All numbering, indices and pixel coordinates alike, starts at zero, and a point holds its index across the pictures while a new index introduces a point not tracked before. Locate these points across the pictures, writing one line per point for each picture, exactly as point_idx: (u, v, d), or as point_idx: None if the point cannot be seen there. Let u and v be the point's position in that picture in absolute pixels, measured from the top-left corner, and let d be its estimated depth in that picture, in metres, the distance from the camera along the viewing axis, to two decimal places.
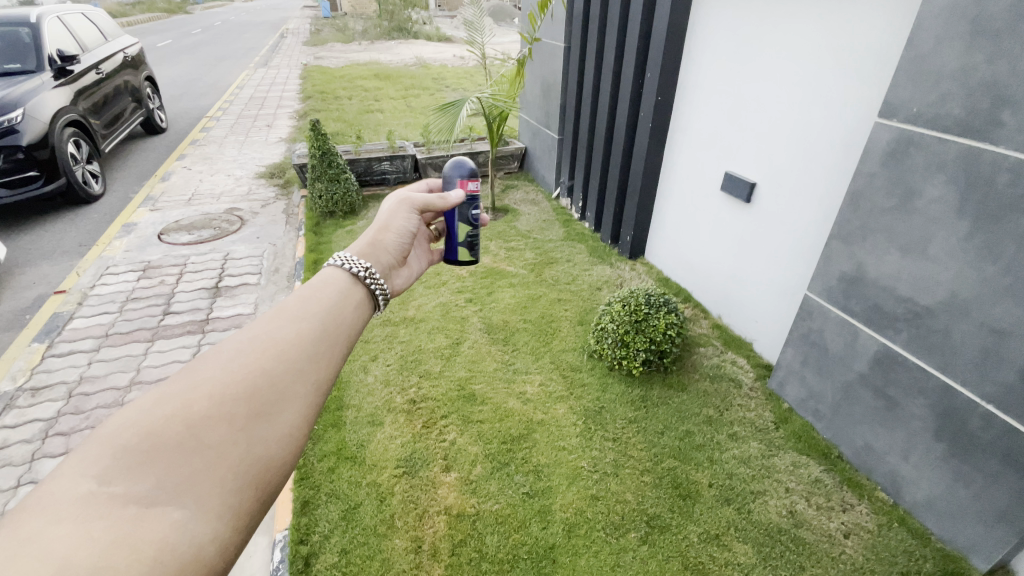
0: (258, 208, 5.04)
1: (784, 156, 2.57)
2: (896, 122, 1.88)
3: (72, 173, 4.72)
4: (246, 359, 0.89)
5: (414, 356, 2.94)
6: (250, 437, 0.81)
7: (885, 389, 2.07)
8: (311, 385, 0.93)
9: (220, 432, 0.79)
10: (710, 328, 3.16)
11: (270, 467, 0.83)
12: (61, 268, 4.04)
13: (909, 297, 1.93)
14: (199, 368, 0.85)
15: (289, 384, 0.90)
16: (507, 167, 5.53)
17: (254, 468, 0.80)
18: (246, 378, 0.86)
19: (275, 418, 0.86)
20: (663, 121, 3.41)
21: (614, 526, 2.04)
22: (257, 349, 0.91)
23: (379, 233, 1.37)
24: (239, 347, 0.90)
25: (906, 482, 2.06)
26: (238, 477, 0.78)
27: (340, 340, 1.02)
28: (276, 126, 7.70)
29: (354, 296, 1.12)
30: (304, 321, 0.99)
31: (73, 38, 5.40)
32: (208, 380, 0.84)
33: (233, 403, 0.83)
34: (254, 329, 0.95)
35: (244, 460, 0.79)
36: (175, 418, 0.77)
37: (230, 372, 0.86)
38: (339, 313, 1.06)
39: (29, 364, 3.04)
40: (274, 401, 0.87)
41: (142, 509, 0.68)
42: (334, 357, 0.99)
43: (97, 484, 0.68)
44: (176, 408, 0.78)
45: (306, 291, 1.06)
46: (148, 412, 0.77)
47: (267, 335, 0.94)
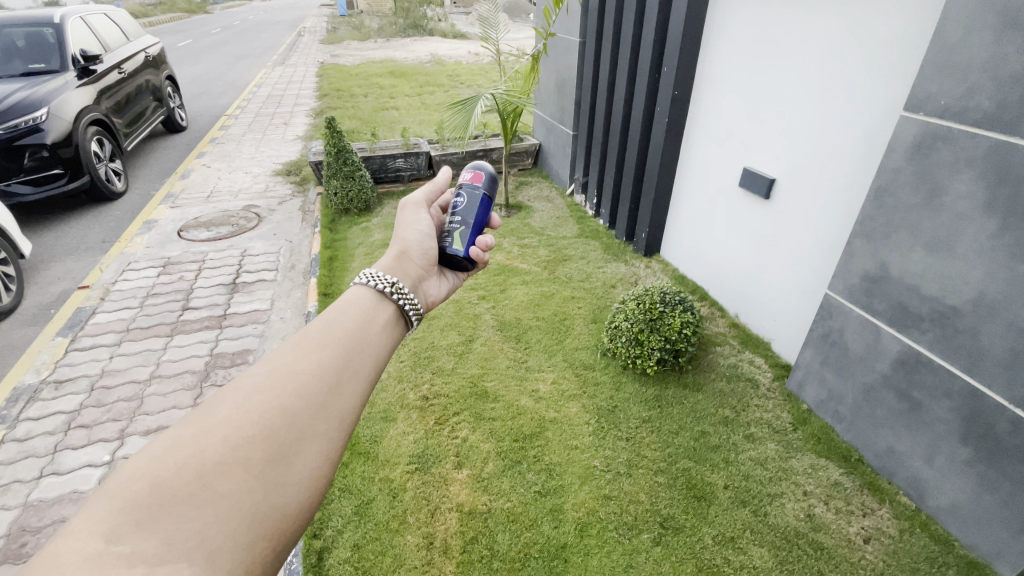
0: (275, 205, 5.10)
1: (805, 151, 2.51)
2: (922, 115, 1.82)
3: (95, 170, 4.83)
4: (265, 397, 0.85)
5: (426, 353, 2.95)
6: (266, 483, 0.77)
7: (908, 391, 2.01)
8: (331, 421, 0.89)
9: (235, 478, 0.75)
10: (727, 327, 3.10)
11: (287, 515, 0.78)
12: (84, 264, 4.14)
13: (934, 296, 1.87)
14: (214, 410, 0.81)
15: (308, 422, 0.86)
16: (521, 163, 5.51)
17: (270, 517, 0.76)
18: (263, 417, 0.82)
19: (294, 462, 0.81)
20: (680, 116, 3.35)
21: (627, 527, 2.02)
22: (276, 385, 0.87)
23: (404, 248, 1.43)
24: (256, 383, 0.87)
25: (929, 487, 2.00)
26: (251, 528, 0.73)
27: (362, 371, 0.98)
28: (293, 124, 7.79)
29: (376, 322, 1.09)
30: (323, 351, 0.96)
31: (96, 39, 5.51)
32: (223, 421, 0.80)
33: (249, 446, 0.79)
34: (272, 362, 0.92)
35: (260, 509, 0.75)
36: (187, 467, 0.73)
37: (247, 413, 0.82)
38: (360, 342, 1.03)
39: (53, 357, 3.12)
40: (292, 441, 0.83)
41: (150, 569, 0.63)
42: (356, 390, 0.95)
43: (105, 543, 0.64)
44: (189, 455, 0.74)
45: (326, 319, 1.03)
46: (160, 460, 0.73)
47: (286, 369, 0.91)
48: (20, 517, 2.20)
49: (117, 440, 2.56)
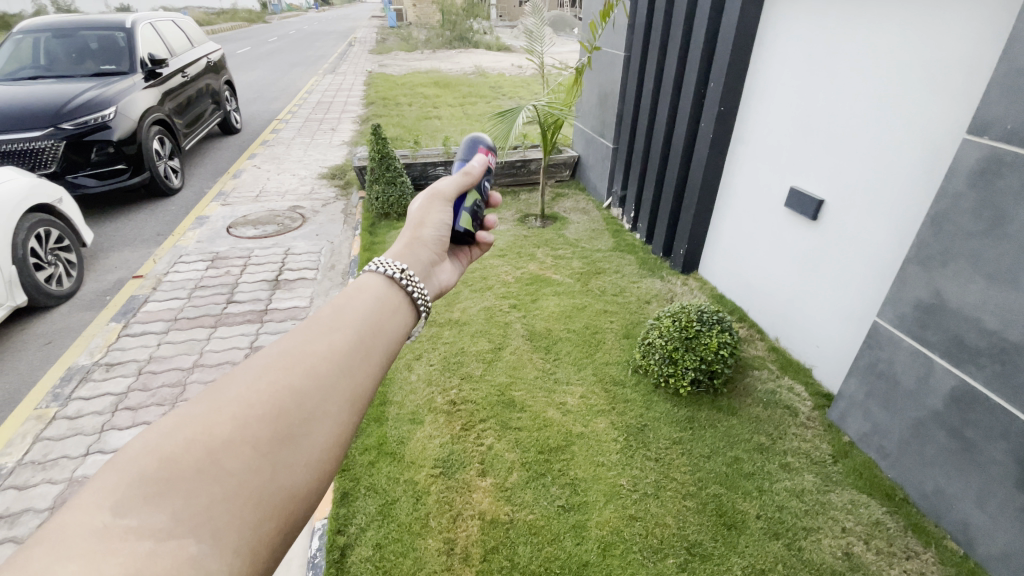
0: (319, 207, 5.27)
1: (857, 172, 2.42)
2: (986, 139, 1.73)
3: (155, 167, 5.13)
4: (275, 374, 0.82)
5: (456, 358, 2.97)
6: (274, 463, 0.73)
7: (960, 429, 1.89)
8: (345, 402, 0.85)
9: (243, 455, 0.71)
10: (766, 351, 3.00)
11: (296, 497, 0.74)
12: (140, 254, 4.38)
13: (994, 330, 1.76)
14: (225, 386, 0.79)
15: (320, 402, 0.82)
16: (559, 175, 5.52)
17: (279, 498, 0.72)
18: (274, 395, 0.79)
19: (305, 442, 0.78)
20: (725, 133, 3.29)
21: (652, 550, 1.96)
22: (287, 363, 0.84)
23: (419, 230, 1.36)
24: (268, 362, 0.84)
25: (980, 533, 1.87)
26: (258, 508, 0.70)
27: (377, 351, 0.95)
28: (340, 130, 8.06)
29: (392, 304, 1.05)
30: (336, 331, 0.92)
31: (164, 44, 5.88)
32: (232, 399, 0.77)
33: (259, 423, 0.75)
34: (285, 339, 0.89)
35: (269, 489, 0.71)
36: (197, 443, 0.70)
37: (257, 389, 0.79)
38: (376, 324, 0.99)
39: (106, 341, 3.30)
40: (304, 421, 0.79)
41: (155, 543, 0.61)
42: (370, 371, 0.92)
43: (111, 516, 0.61)
44: (197, 432, 0.71)
45: (339, 301, 1.00)
46: (167, 436, 0.70)
47: (298, 347, 0.87)
48: (65, 491, 2.32)
49: None
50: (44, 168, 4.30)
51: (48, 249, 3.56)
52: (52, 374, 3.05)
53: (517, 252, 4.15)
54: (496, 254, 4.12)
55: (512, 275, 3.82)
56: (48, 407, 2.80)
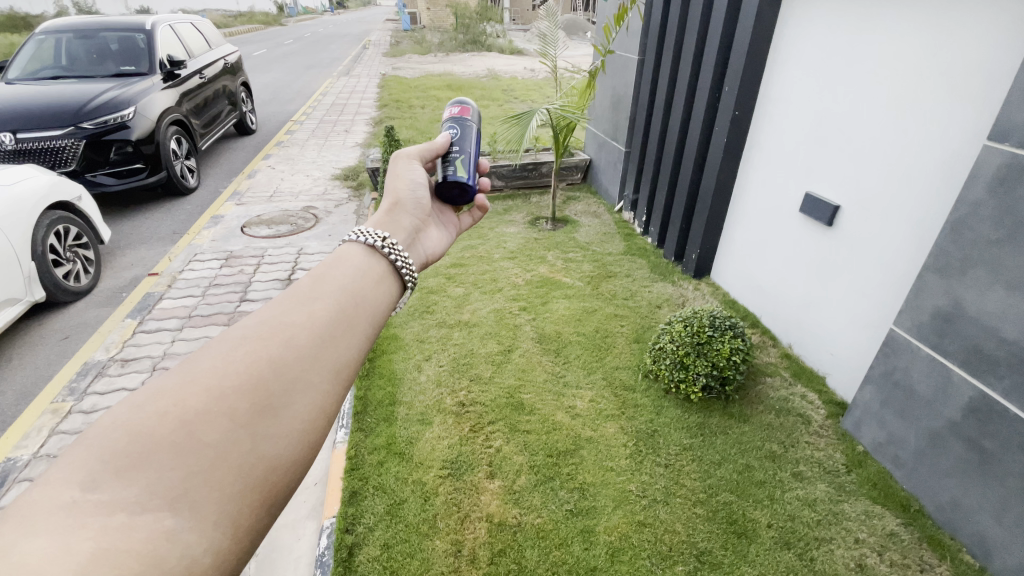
0: (332, 207, 5.31)
1: (874, 176, 2.39)
2: (1007, 146, 1.70)
3: (172, 167, 5.21)
4: (252, 347, 0.82)
5: (466, 360, 2.97)
6: (254, 434, 0.73)
7: (978, 440, 1.85)
8: (326, 373, 0.86)
9: (221, 427, 0.71)
10: (779, 357, 2.96)
11: (278, 468, 0.75)
12: (156, 252, 4.45)
13: (1015, 340, 1.72)
14: (199, 360, 0.79)
15: (299, 373, 0.83)
16: (571, 178, 5.52)
17: (259, 469, 0.72)
18: (251, 366, 0.79)
19: (285, 411, 0.78)
20: (739, 136, 3.27)
21: (661, 557, 1.95)
22: (264, 335, 0.84)
23: (396, 201, 1.40)
24: (244, 334, 0.84)
25: (997, 546, 1.82)
26: (238, 480, 0.70)
27: (360, 322, 0.96)
28: (353, 131, 8.12)
29: (374, 277, 1.06)
30: (316, 303, 0.93)
31: (182, 46, 5.97)
32: (208, 371, 0.77)
33: (236, 395, 0.75)
34: (262, 314, 0.89)
35: (249, 460, 0.72)
36: (170, 416, 0.70)
37: (233, 363, 0.79)
38: (358, 297, 1.00)
39: (121, 337, 3.35)
40: (284, 392, 0.80)
41: (128, 518, 0.61)
42: (351, 343, 0.92)
43: (80, 491, 0.61)
44: (170, 404, 0.71)
45: (319, 275, 1.01)
46: (139, 409, 0.70)
47: (275, 320, 0.88)
48: None
49: None
50: (64, 167, 4.39)
51: (66, 246, 3.63)
52: (69, 369, 3.10)
53: (528, 255, 4.15)
54: (507, 256, 4.12)
55: (523, 278, 3.82)
56: (64, 401, 2.84)
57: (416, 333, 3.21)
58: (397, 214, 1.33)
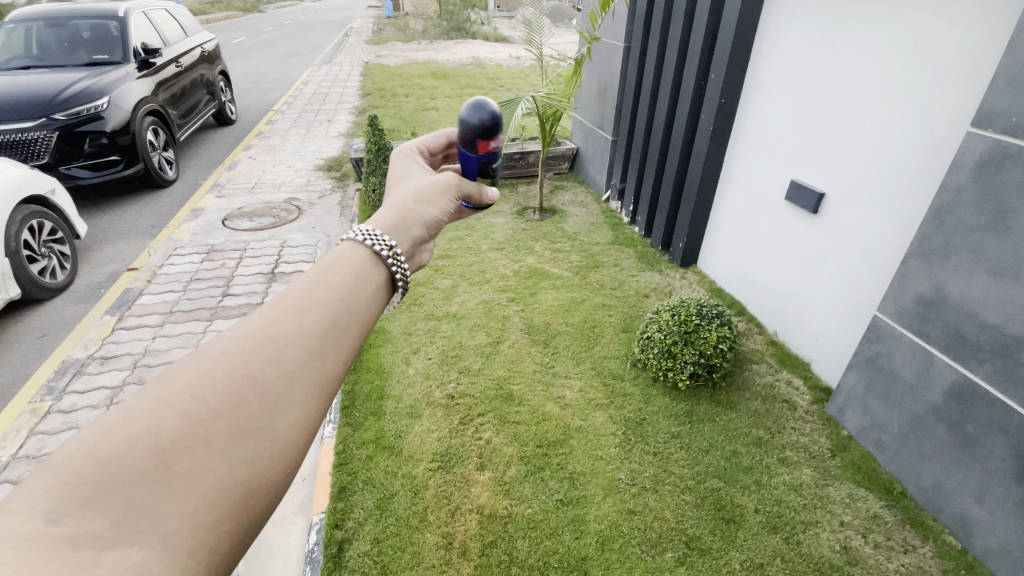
0: (316, 199, 5.22)
1: (859, 164, 2.40)
2: (991, 132, 1.71)
3: (149, 158, 5.07)
4: (236, 360, 0.74)
5: (454, 352, 2.95)
6: (232, 459, 0.67)
7: (960, 424, 1.88)
8: (316, 388, 0.79)
9: (197, 453, 0.65)
10: (765, 345, 2.99)
11: (258, 493, 0.69)
12: (134, 247, 4.34)
13: (996, 325, 1.75)
14: (177, 375, 0.71)
15: (286, 390, 0.75)
16: (558, 167, 5.48)
17: (238, 494, 0.67)
18: (234, 383, 0.72)
19: (268, 435, 0.71)
20: (725, 124, 3.26)
21: (650, 544, 1.96)
22: (250, 349, 0.76)
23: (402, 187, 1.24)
24: (226, 346, 0.75)
25: (978, 527, 1.87)
26: (214, 507, 0.64)
27: (355, 331, 0.87)
28: (336, 121, 7.98)
29: (375, 276, 0.95)
30: (309, 310, 0.83)
31: (157, 33, 5.78)
32: (186, 387, 0.69)
33: (215, 417, 0.68)
34: (249, 321, 0.81)
35: (226, 487, 0.66)
36: (143, 441, 0.64)
37: (214, 379, 0.71)
38: (356, 298, 0.90)
39: (100, 335, 3.27)
40: (268, 411, 0.72)
41: (94, 553, 0.55)
42: (344, 355, 0.84)
43: (43, 522, 0.55)
44: (144, 427, 0.64)
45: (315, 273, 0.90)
46: (111, 434, 0.63)
47: (263, 328, 0.79)
48: None
49: None
50: (36, 159, 4.24)
51: (41, 242, 3.51)
52: (46, 368, 3.02)
53: (515, 245, 4.13)
54: (494, 247, 4.09)
55: (511, 269, 3.80)
56: (42, 401, 2.77)
57: (404, 326, 3.18)
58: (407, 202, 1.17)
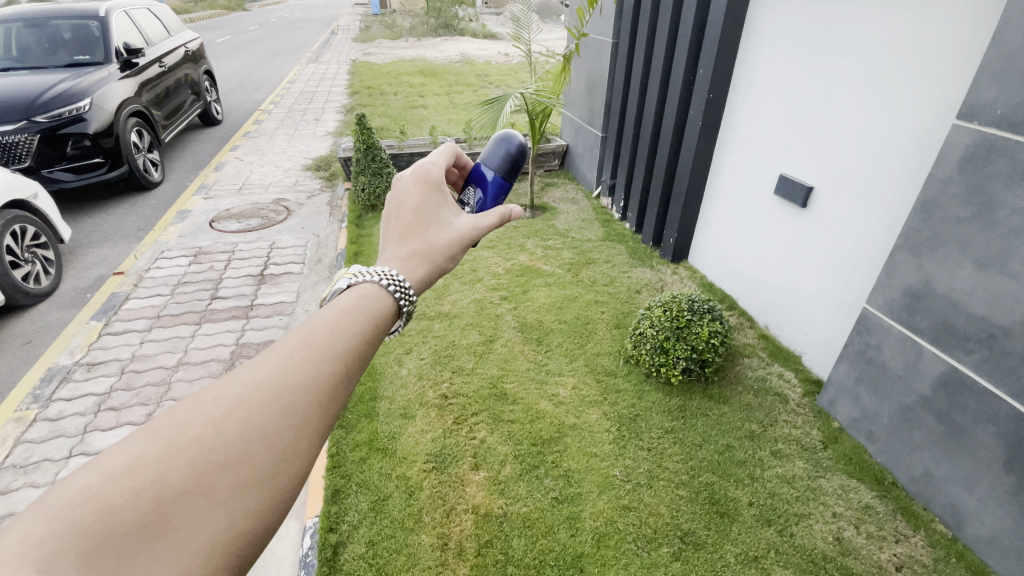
0: (304, 199, 5.17)
1: (846, 157, 2.41)
2: (976, 125, 1.73)
3: (134, 160, 4.99)
4: (254, 400, 0.68)
5: (447, 352, 2.94)
6: (237, 512, 0.62)
7: (949, 414, 1.90)
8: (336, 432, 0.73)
9: (201, 505, 0.60)
10: (756, 338, 3.00)
11: (258, 546, 0.64)
12: (120, 250, 4.28)
13: (983, 316, 1.77)
14: (190, 412, 0.65)
15: (306, 436, 0.70)
16: (548, 164, 5.48)
17: (236, 548, 0.62)
18: (251, 427, 0.66)
19: (276, 495, 0.66)
20: (714, 119, 3.27)
21: (645, 540, 1.97)
22: (270, 392, 0.69)
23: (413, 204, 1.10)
24: (245, 387, 0.69)
25: (968, 515, 1.88)
26: (209, 562, 0.60)
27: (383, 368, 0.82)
28: (324, 120, 7.91)
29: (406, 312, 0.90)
30: (339, 343, 0.77)
31: (139, 33, 5.69)
32: (199, 429, 0.64)
33: (226, 466, 0.63)
34: (273, 350, 0.74)
35: (225, 541, 0.61)
36: (146, 490, 0.58)
37: (230, 420, 0.66)
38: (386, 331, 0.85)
39: (87, 340, 3.22)
40: (282, 460, 0.67)
41: None
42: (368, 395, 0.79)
43: None
44: (148, 474, 0.59)
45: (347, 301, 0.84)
46: (114, 482, 0.58)
47: (288, 360, 0.73)
48: None
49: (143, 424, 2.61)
50: (18, 163, 4.16)
51: (24, 247, 3.45)
52: (32, 374, 2.97)
53: (507, 243, 4.12)
54: (486, 245, 4.08)
55: (502, 267, 3.79)
56: (29, 409, 2.72)
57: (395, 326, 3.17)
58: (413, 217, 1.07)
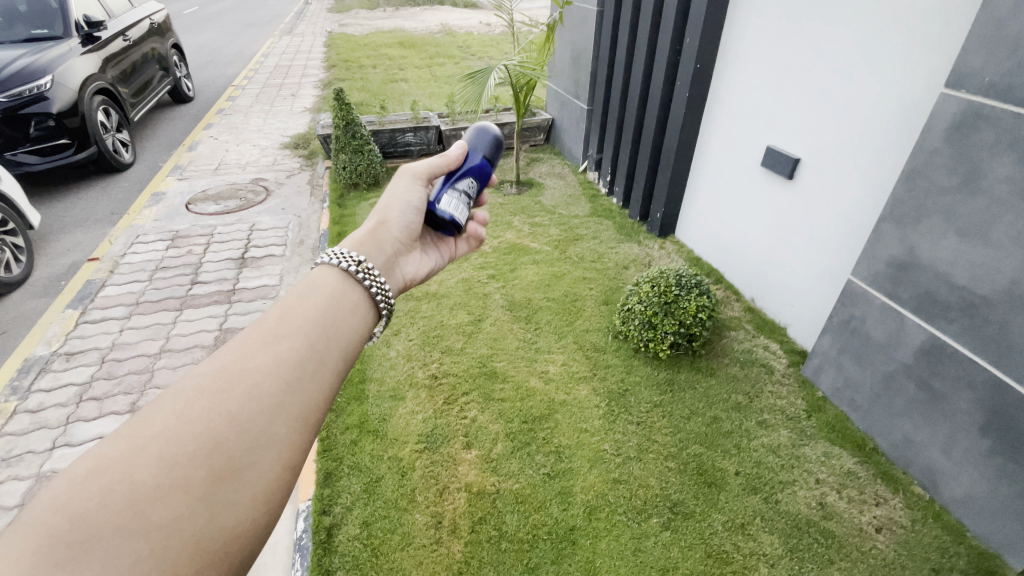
0: (283, 178, 5.03)
1: (833, 128, 2.39)
2: (963, 93, 1.71)
3: (103, 141, 4.79)
4: (208, 403, 0.79)
5: (435, 333, 2.91)
6: (211, 505, 0.72)
7: (929, 381, 1.95)
8: (292, 423, 0.84)
9: (176, 501, 0.69)
10: (742, 312, 3.03)
11: (235, 537, 0.73)
12: (94, 236, 4.14)
13: (964, 285, 1.79)
14: (148, 422, 0.75)
15: (264, 428, 0.81)
16: (533, 139, 5.39)
17: (217, 541, 0.71)
18: (209, 426, 0.77)
19: (242, 484, 0.76)
20: (701, 90, 3.22)
21: (636, 511, 2.01)
22: (221, 393, 0.81)
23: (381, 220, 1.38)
24: (197, 393, 0.80)
25: (945, 478, 1.95)
26: (192, 556, 0.68)
27: (330, 362, 0.95)
28: (301, 95, 7.64)
29: (343, 313, 1.04)
30: (281, 343, 0.91)
31: (100, 4, 5.38)
32: (160, 434, 0.74)
33: (193, 463, 0.73)
34: (219, 360, 0.86)
35: (205, 534, 0.70)
36: (115, 494, 0.67)
37: (189, 421, 0.76)
38: (329, 329, 0.99)
39: (64, 330, 3.13)
40: (245, 453, 0.78)
41: None
42: (319, 388, 0.91)
43: None
44: (116, 479, 0.68)
45: (286, 307, 0.98)
46: (83, 488, 0.67)
47: (234, 366, 0.86)
48: (34, 487, 2.24)
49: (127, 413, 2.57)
50: None
51: None
52: (9, 366, 2.89)
53: (493, 220, 4.07)
54: None
55: (489, 245, 3.74)
56: (7, 401, 2.66)
57: None
58: (380, 235, 1.35)
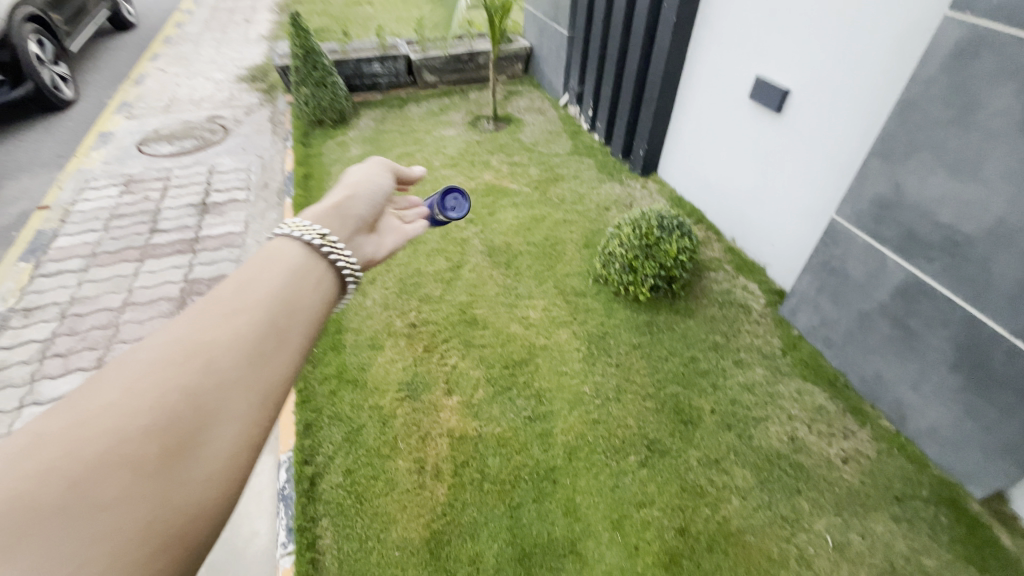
0: (243, 116, 4.68)
1: (826, 56, 2.25)
2: (968, 17, 1.59)
3: (37, 76, 4.34)
4: (157, 378, 0.72)
5: (412, 280, 2.83)
6: (162, 485, 0.66)
7: (904, 319, 1.98)
8: (252, 397, 0.78)
9: (123, 480, 0.63)
10: (723, 252, 3.00)
11: (193, 516, 0.68)
12: (40, 182, 3.84)
13: (949, 223, 1.77)
14: (90, 401, 0.68)
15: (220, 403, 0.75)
16: (510, 69, 5.06)
17: (172, 521, 0.66)
18: (159, 402, 0.70)
19: (198, 459, 0.70)
20: (689, 14, 2.99)
21: (614, 450, 2.06)
22: (172, 367, 0.74)
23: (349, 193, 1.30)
24: (146, 368, 0.73)
25: (912, 411, 2.02)
26: (144, 537, 0.63)
27: (295, 332, 0.88)
28: (256, 21, 6.98)
29: (310, 281, 0.96)
30: (240, 314, 0.84)
31: None
32: (102, 413, 0.67)
33: (141, 442, 0.67)
34: (170, 333, 0.79)
35: (157, 514, 0.64)
36: (52, 477, 0.61)
37: (135, 399, 0.69)
38: (293, 299, 0.91)
39: (18, 285, 2.96)
40: (200, 430, 0.72)
41: None
42: (283, 359, 0.85)
43: None
44: (53, 462, 0.62)
45: (245, 277, 0.90)
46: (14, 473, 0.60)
47: (187, 339, 0.78)
48: None
49: (95, 369, 2.48)
50: None
51: None
52: None
53: (470, 160, 3.88)
54: (448, 163, 3.83)
55: (466, 187, 3.59)
56: None
57: None
58: (346, 206, 1.25)
